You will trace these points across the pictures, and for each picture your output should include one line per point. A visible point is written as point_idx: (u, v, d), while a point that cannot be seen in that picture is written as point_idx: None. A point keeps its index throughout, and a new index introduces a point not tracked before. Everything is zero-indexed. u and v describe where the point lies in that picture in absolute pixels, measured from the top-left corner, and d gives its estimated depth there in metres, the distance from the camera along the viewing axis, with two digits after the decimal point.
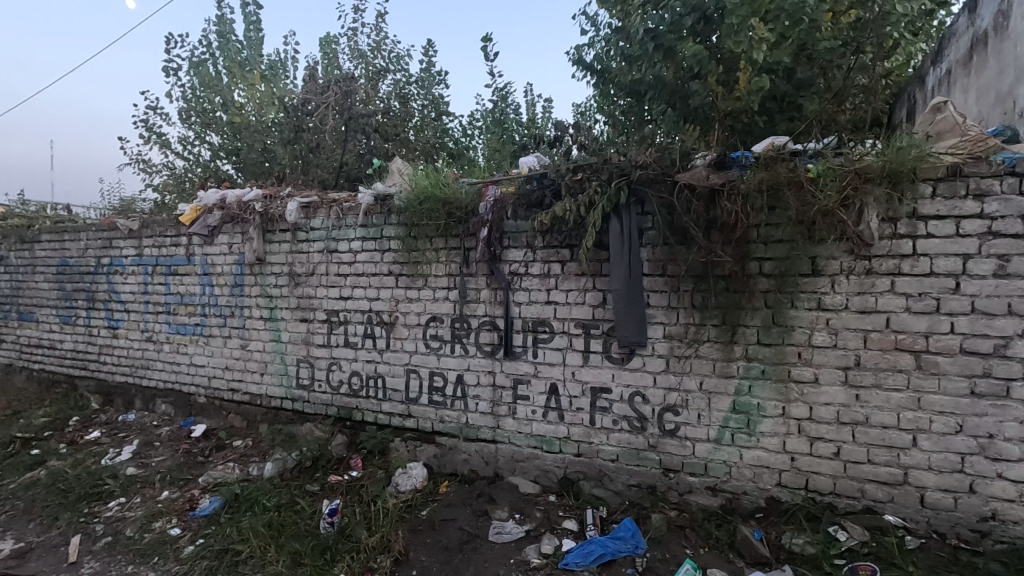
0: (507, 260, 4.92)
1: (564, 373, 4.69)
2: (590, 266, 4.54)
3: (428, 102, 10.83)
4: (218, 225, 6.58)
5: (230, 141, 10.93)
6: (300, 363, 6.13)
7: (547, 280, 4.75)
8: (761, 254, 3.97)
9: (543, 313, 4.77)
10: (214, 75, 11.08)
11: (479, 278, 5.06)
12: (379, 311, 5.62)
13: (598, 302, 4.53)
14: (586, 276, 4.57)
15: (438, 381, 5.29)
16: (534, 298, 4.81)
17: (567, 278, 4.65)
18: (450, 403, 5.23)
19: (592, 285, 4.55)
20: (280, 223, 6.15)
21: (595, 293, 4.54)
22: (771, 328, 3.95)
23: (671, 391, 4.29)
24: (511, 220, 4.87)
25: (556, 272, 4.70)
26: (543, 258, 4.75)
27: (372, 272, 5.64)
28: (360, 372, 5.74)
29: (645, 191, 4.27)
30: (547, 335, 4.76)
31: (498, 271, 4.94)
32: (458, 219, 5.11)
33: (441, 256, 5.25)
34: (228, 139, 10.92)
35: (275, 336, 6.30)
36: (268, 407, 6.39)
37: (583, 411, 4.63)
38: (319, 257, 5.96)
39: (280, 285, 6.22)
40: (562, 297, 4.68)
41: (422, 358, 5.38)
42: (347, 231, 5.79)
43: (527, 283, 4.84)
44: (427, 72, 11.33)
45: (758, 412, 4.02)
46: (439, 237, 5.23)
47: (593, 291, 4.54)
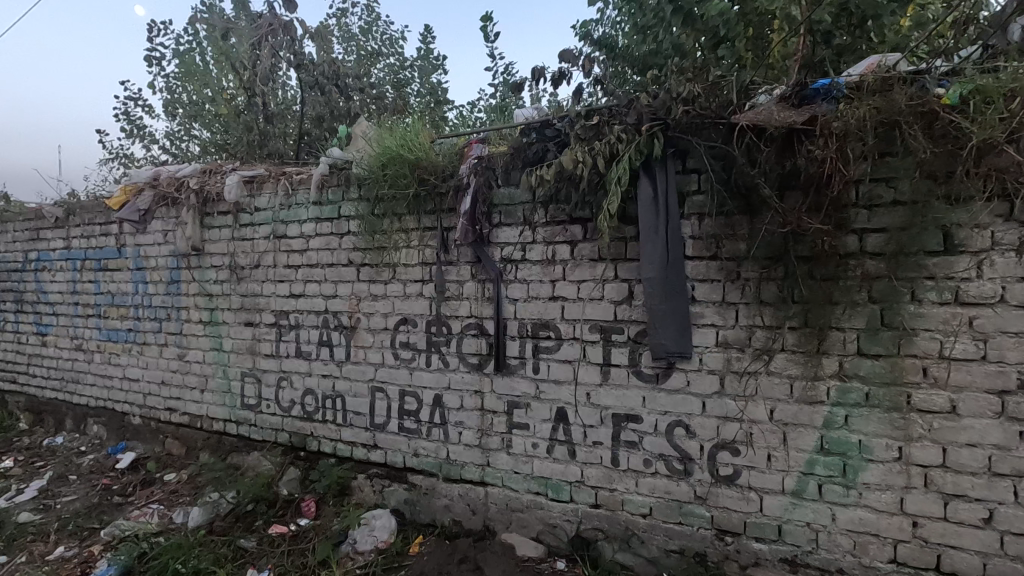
0: (498, 244, 3.69)
1: (575, 396, 3.44)
2: (611, 248, 3.30)
3: (427, 91, 9.54)
4: (151, 208, 5.39)
5: (215, 132, 9.23)
6: (245, 378, 4.92)
7: (550, 268, 3.51)
8: (865, 224, 2.69)
9: (547, 314, 3.53)
10: (195, 61, 9.85)
11: (462, 267, 3.82)
12: (336, 312, 4.40)
13: (622, 298, 3.28)
14: (605, 261, 3.32)
15: (411, 403, 4.07)
16: (533, 293, 3.57)
17: (579, 265, 3.41)
18: (426, 431, 4.00)
19: (613, 275, 3.30)
20: (219, 203, 4.96)
21: (617, 285, 3.29)
22: (880, 333, 2.68)
23: (727, 422, 3.03)
24: (502, 188, 3.65)
25: (563, 256, 3.46)
26: (546, 237, 3.52)
27: (328, 262, 4.43)
28: (315, 390, 4.52)
29: (687, 138, 3.02)
30: (552, 342, 3.51)
31: (486, 257, 3.71)
32: (432, 189, 3.87)
33: (411, 238, 4.02)
34: (212, 129, 9.24)
35: (216, 343, 5.10)
36: (210, 431, 5.19)
37: (602, 446, 3.38)
38: (265, 245, 4.76)
39: (221, 280, 5.02)
40: (572, 290, 3.43)
41: (389, 372, 4.16)
42: (297, 210, 4.58)
43: (524, 272, 3.60)
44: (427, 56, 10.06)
45: (860, 455, 2.74)
46: (408, 213, 4.01)
47: (615, 284, 3.30)
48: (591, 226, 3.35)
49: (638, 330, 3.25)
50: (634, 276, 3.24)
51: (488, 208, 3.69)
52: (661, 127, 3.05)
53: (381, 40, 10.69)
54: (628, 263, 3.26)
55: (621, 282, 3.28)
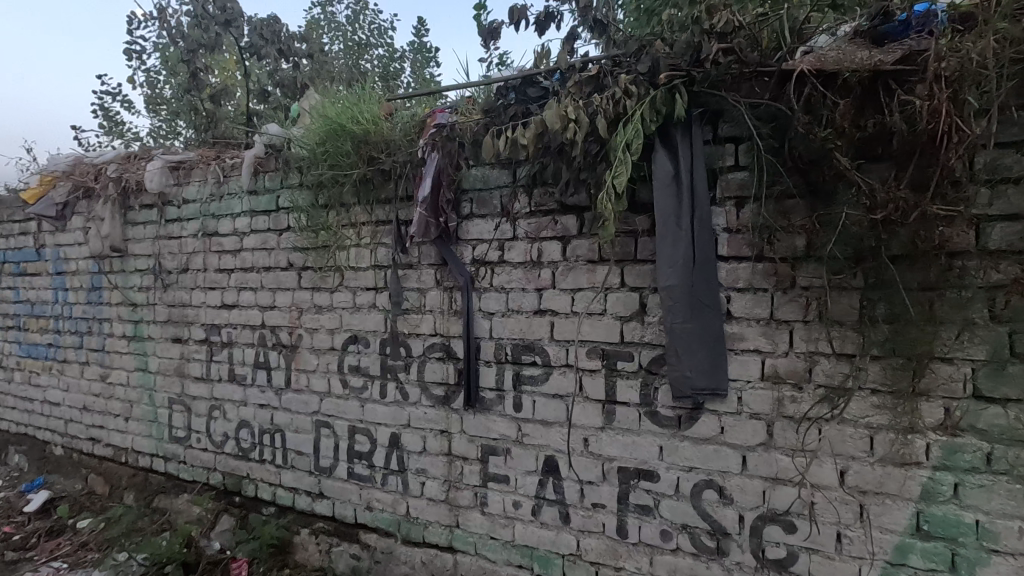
0: (468, 241, 2.86)
1: (568, 442, 2.59)
2: (614, 246, 2.46)
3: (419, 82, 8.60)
4: (69, 201, 4.54)
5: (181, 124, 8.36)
6: (172, 405, 4.08)
7: (536, 273, 2.67)
8: (988, 209, 1.84)
9: (531, 332, 2.69)
10: (165, 48, 8.99)
11: (423, 272, 2.98)
12: (274, 328, 3.56)
13: (630, 313, 2.44)
14: (607, 264, 2.49)
15: (362, 443, 3.22)
16: (513, 305, 2.73)
17: (572, 269, 2.57)
18: (381, 479, 3.16)
19: (617, 282, 2.46)
20: (142, 194, 4.12)
21: (624, 296, 2.45)
22: (1011, 368, 1.83)
23: (778, 485, 2.18)
24: (472, 169, 2.82)
25: (552, 256, 2.62)
26: (528, 233, 2.68)
27: (265, 265, 3.59)
28: (251, 422, 3.68)
29: (720, 93, 2.18)
30: (539, 370, 2.67)
31: (452, 258, 2.87)
32: (386, 171, 3.05)
33: (361, 235, 3.20)
34: (178, 121, 8.37)
35: (141, 363, 4.26)
36: (136, 467, 4.35)
37: (604, 510, 2.53)
38: (194, 244, 3.93)
39: (145, 287, 4.18)
40: (564, 301, 2.59)
41: (336, 403, 3.32)
42: (229, 202, 3.76)
43: (502, 277, 2.76)
44: (421, 44, 9.13)
45: (979, 543, 1.89)
46: (358, 203, 3.19)
47: (621, 293, 2.46)
48: (588, 216, 2.51)
49: (652, 356, 2.41)
50: (647, 283, 2.40)
51: (455, 194, 2.85)
52: (684, 80, 2.21)
53: (370, 28, 9.76)
54: (638, 266, 2.42)
55: (629, 291, 2.44)
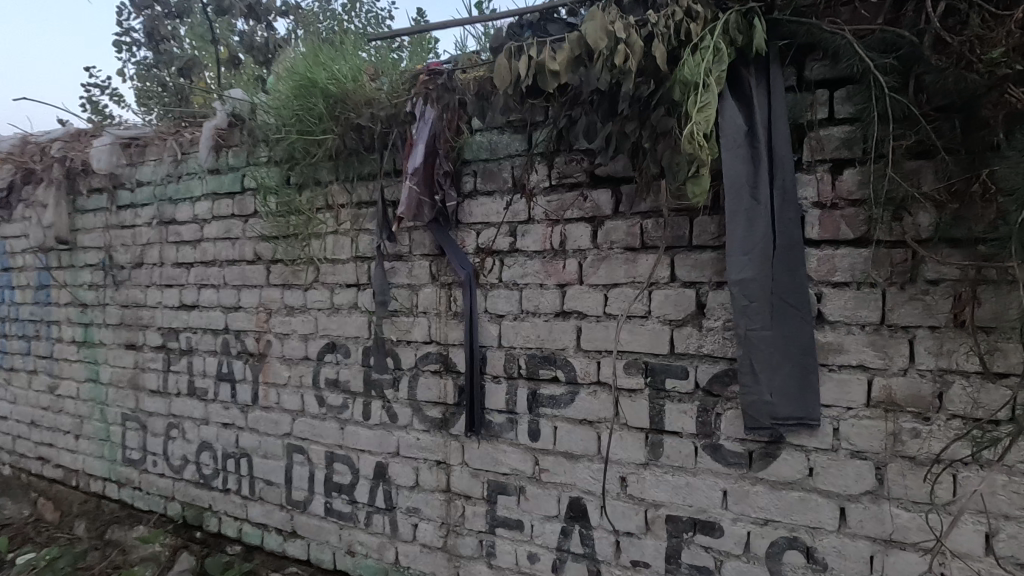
0: (471, 225, 2.28)
1: (601, 482, 2.02)
2: (661, 228, 1.91)
3: None
4: (12, 187, 3.96)
5: None
6: (126, 422, 3.50)
7: (558, 264, 2.10)
8: None
9: (551, 340, 2.12)
10: None
11: (416, 264, 2.41)
12: (239, 333, 2.98)
13: (683, 316, 1.88)
14: (651, 251, 1.93)
15: (342, 474, 2.65)
16: (529, 305, 2.17)
17: (606, 259, 2.01)
18: (364, 519, 2.58)
19: (666, 274, 1.90)
20: (91, 177, 3.54)
21: (675, 293, 1.89)
22: None
23: (894, 551, 1.61)
24: (476, 135, 2.25)
25: (579, 242, 2.06)
26: (550, 215, 2.12)
27: (228, 258, 3.01)
28: (213, 445, 3.10)
29: (811, 21, 1.61)
30: (562, 388, 2.09)
31: (451, 246, 2.29)
32: (368, 141, 2.48)
33: (340, 219, 2.62)
34: None
35: (92, 372, 3.68)
36: (87, 492, 3.77)
37: (648, 571, 1.95)
38: (148, 234, 3.34)
39: (96, 286, 3.60)
40: (595, 300, 2.03)
41: (311, 423, 2.74)
42: (187, 183, 3.17)
43: (514, 270, 2.19)
44: None
45: None
46: (336, 181, 2.63)
47: (670, 289, 1.90)
48: (628, 190, 1.97)
49: (712, 373, 1.84)
50: (705, 275, 1.84)
51: (453, 167, 2.28)
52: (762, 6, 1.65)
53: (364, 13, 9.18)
54: (693, 253, 1.86)
55: (681, 286, 1.88)
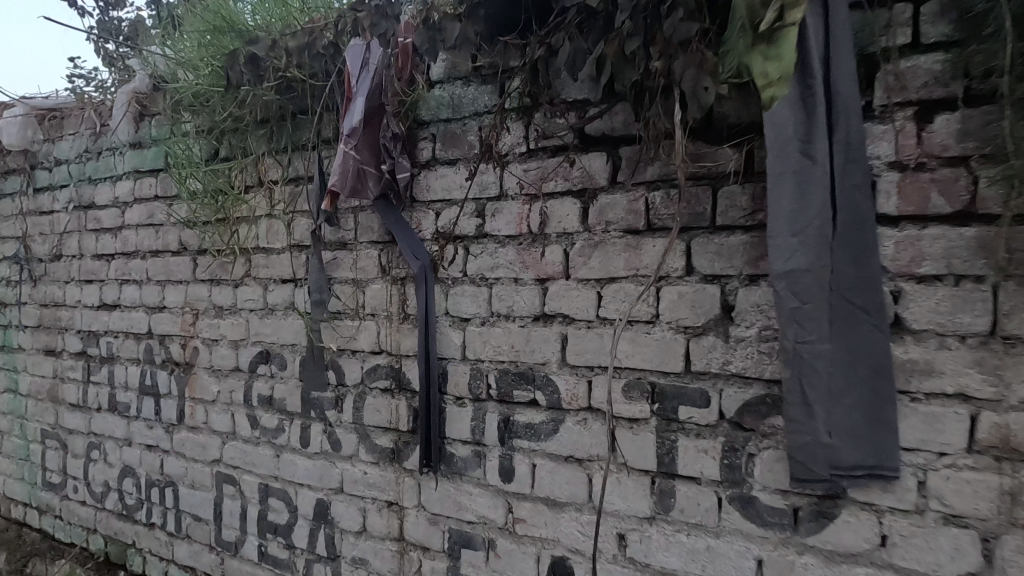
0: (429, 203, 1.80)
1: (592, 540, 1.53)
2: (673, 203, 1.43)
3: None
4: None
5: None
6: (46, 440, 3.01)
7: (537, 253, 1.61)
8: None
9: (528, 352, 1.63)
10: None
11: (362, 254, 1.93)
12: (163, 338, 2.50)
13: (702, 321, 1.39)
14: (660, 234, 1.45)
15: (278, 512, 2.16)
16: (500, 306, 1.67)
17: (599, 246, 1.52)
18: (303, 568, 2.09)
19: (680, 265, 1.42)
20: (7, 155, 3.06)
21: (691, 291, 1.40)
22: None
23: None
24: (435, 90, 1.76)
25: (564, 223, 1.57)
26: (526, 187, 1.63)
27: (150, 249, 2.52)
28: (136, 470, 2.61)
29: None
30: (542, 414, 1.61)
31: (402, 230, 1.80)
32: (305, 101, 1.98)
33: (274, 199, 2.13)
34: None
35: (11, 382, 3.19)
36: (9, 519, 3.29)
37: None
38: (67, 221, 2.85)
39: (13, 282, 3.12)
40: (585, 300, 1.54)
41: (242, 449, 2.25)
42: (107, 160, 2.68)
43: (482, 261, 1.70)
44: None
45: None
46: (269, 153, 2.14)
47: (684, 285, 1.41)
48: (630, 153, 1.48)
49: (741, 398, 1.35)
50: (732, 267, 1.36)
51: (406, 131, 1.80)
52: None
53: None
54: (717, 236, 1.38)
55: (699, 280, 1.40)
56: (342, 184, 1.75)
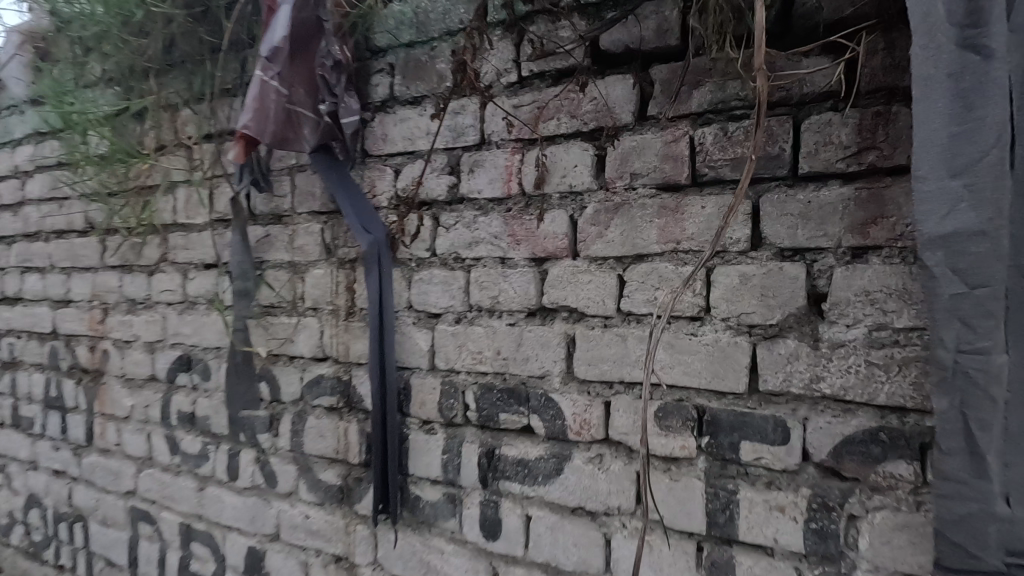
0: (387, 159, 1.33)
1: None
2: (731, 144, 0.97)
3: None
4: None
5: None
6: None
7: (532, 222, 1.15)
8: None
9: (519, 361, 1.17)
10: None
11: (301, 229, 1.46)
12: (69, 339, 2.02)
13: (776, 318, 0.94)
14: (711, 191, 0.99)
15: (202, 562, 1.69)
16: (481, 297, 1.21)
17: (621, 210, 1.06)
18: None
19: (742, 235, 0.96)
20: None
21: (760, 273, 0.95)
22: None
23: None
24: (394, 5, 1.30)
25: (570, 179, 1.11)
26: (515, 131, 1.16)
27: (54, 229, 2.04)
28: (42, 500, 2.14)
29: None
30: (539, 447, 1.15)
31: (347, 194, 1.32)
32: (226, 30, 1.51)
33: (189, 160, 1.65)
34: None
35: None
36: None
37: None
38: None
39: None
40: (601, 287, 1.08)
41: (160, 480, 1.78)
42: (5, 121, 2.19)
43: (455, 235, 1.24)
44: None
45: None
46: (184, 102, 1.66)
47: (750, 265, 0.96)
48: (666, 73, 1.02)
49: (837, 434, 0.90)
50: (824, 235, 0.90)
51: (353, 65, 1.34)
52: None
53: None
54: (799, 191, 0.93)
55: (773, 258, 0.95)
56: (266, 132, 1.23)
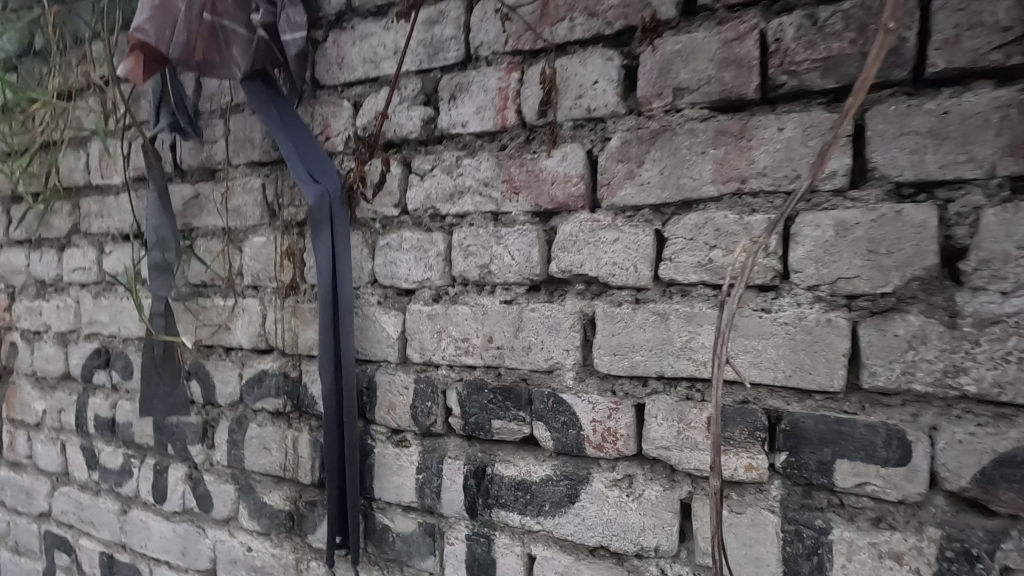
0: (343, 91, 1.03)
1: None
2: (824, 37, 0.68)
3: None
4: None
5: None
6: None
7: (535, 162, 0.85)
8: None
9: (518, 351, 0.87)
10: None
11: (237, 186, 1.14)
12: None
13: (891, 285, 0.65)
14: (790, 107, 0.70)
15: None
16: (466, 267, 0.91)
17: (659, 141, 0.77)
18: None
19: (839, 167, 0.67)
20: None
21: (866, 221, 0.66)
22: None
23: None
24: None
25: (587, 102, 0.81)
26: (512, 41, 0.86)
27: None
28: None
29: None
30: (546, 466, 0.86)
31: (290, 135, 0.99)
32: None
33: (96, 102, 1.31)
34: None
35: None
36: None
37: None
38: None
39: None
40: (631, 248, 0.79)
41: (77, 500, 1.46)
42: None
43: (432, 184, 0.94)
44: None
45: None
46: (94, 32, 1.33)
47: (851, 209, 0.67)
48: None
49: (984, 452, 0.62)
50: (969, 161, 0.62)
51: None
52: None
53: None
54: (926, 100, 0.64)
55: (885, 198, 0.66)
56: (174, 42, 0.92)
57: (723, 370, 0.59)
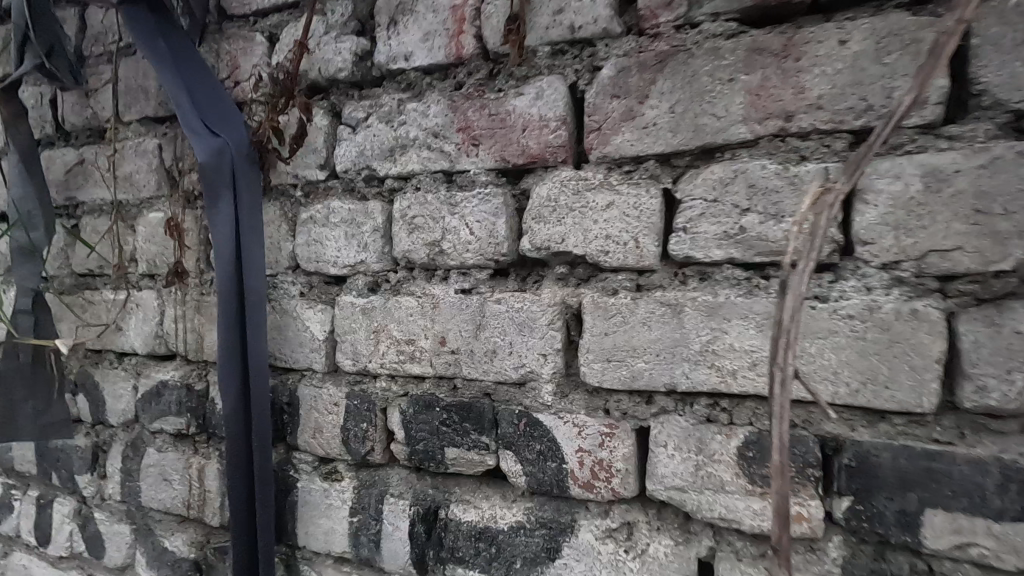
0: (255, 23, 0.79)
1: None
2: None
3: None
4: None
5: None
6: None
7: (500, 103, 0.64)
8: None
9: (479, 357, 0.65)
10: None
11: (127, 148, 0.90)
12: None
13: (1009, 259, 0.45)
14: (856, 10, 0.50)
15: None
16: (411, 245, 0.69)
17: (669, 66, 0.56)
18: None
19: (932, 91, 0.47)
20: None
21: (971, 166, 0.46)
22: None
23: None
24: None
25: (570, 18, 0.60)
26: None
27: None
28: None
29: None
30: (515, 510, 0.64)
31: (179, 73, 0.74)
32: None
33: None
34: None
35: None
36: None
37: None
38: None
39: None
40: (630, 215, 0.58)
41: None
42: None
43: (367, 138, 0.71)
44: None
45: None
46: None
47: (948, 151, 0.47)
48: None
49: None
50: None
51: None
52: None
53: None
54: None
55: (998, 135, 0.46)
56: None
57: (788, 393, 0.37)
